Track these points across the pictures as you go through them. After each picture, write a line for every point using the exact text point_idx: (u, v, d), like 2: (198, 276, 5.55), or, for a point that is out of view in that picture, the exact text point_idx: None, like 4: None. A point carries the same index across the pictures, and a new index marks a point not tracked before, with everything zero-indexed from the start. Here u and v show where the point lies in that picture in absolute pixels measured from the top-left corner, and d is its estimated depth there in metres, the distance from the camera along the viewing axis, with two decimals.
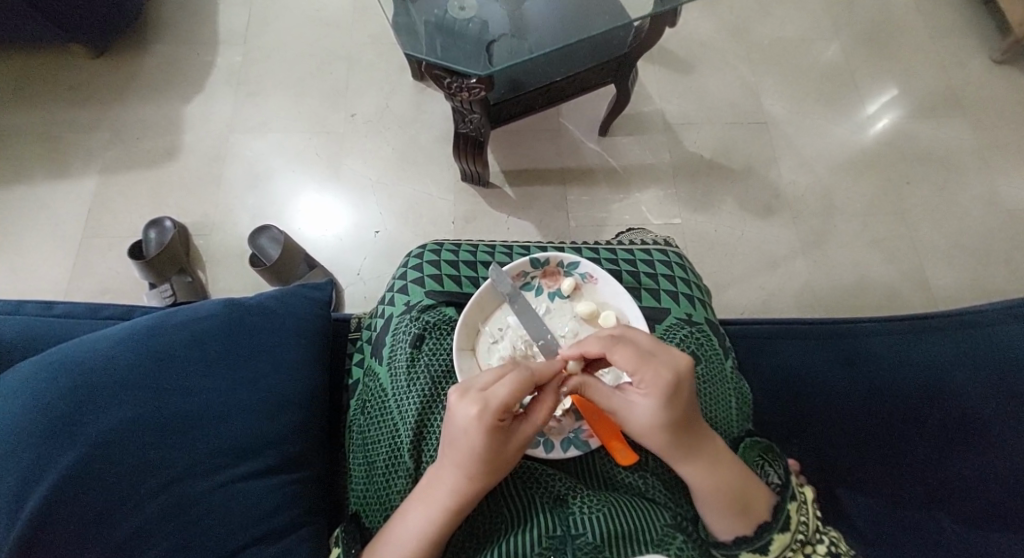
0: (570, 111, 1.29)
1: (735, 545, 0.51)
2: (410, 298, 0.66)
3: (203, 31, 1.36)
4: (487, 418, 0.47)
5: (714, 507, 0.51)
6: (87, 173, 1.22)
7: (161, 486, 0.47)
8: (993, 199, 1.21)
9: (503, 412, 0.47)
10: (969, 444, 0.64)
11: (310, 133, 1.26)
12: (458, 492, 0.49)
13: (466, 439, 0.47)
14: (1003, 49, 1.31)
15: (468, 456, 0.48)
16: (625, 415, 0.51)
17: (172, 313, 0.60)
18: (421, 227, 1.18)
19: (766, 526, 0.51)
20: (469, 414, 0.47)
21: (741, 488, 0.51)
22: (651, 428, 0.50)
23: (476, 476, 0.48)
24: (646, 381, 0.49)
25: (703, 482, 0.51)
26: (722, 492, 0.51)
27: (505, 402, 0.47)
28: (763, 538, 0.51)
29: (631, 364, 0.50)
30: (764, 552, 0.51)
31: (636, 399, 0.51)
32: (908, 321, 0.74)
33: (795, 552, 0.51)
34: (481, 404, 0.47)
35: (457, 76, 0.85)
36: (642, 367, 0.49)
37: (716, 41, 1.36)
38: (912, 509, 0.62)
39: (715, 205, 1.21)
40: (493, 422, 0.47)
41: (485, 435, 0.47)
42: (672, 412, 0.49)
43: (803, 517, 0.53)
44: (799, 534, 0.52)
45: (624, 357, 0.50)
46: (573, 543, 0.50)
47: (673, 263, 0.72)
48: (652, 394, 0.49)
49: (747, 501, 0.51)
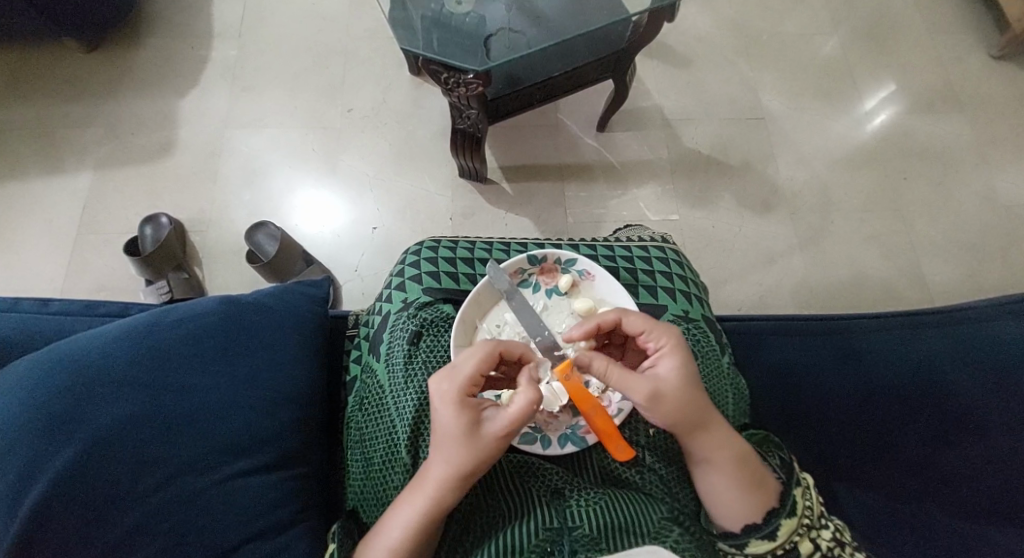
0: (569, 106, 1.28)
1: (744, 534, 0.52)
2: (407, 295, 0.66)
3: (197, 24, 1.35)
4: (457, 391, 0.51)
5: (733, 487, 0.52)
6: (82, 169, 1.22)
7: (157, 485, 0.47)
8: (990, 196, 1.22)
9: (470, 387, 0.51)
10: (970, 440, 0.65)
11: (307, 128, 1.26)
12: (439, 477, 0.49)
13: (438, 415, 0.51)
14: (1001, 45, 1.31)
15: (445, 436, 0.50)
16: (662, 389, 0.51)
17: (170, 310, 0.60)
18: (419, 223, 1.18)
19: (774, 511, 0.52)
20: (439, 388, 0.51)
21: (755, 465, 0.53)
22: (684, 391, 0.51)
23: (453, 459, 0.49)
24: (661, 338, 0.54)
25: (722, 459, 0.52)
26: (741, 468, 0.52)
27: (470, 374, 0.51)
28: (772, 525, 0.52)
29: (644, 325, 0.55)
30: (770, 538, 0.52)
31: (661, 367, 0.53)
32: (906, 316, 0.74)
33: (802, 536, 0.51)
34: (450, 378, 0.51)
35: (454, 72, 0.84)
36: (655, 326, 0.55)
37: (714, 37, 1.36)
38: (906, 502, 0.63)
39: (713, 200, 1.21)
40: (462, 397, 0.51)
41: (456, 408, 0.50)
42: (691, 371, 0.53)
43: (808, 502, 0.53)
44: (806, 518, 0.52)
45: (636, 319, 0.55)
46: (570, 535, 0.51)
47: (670, 260, 0.72)
48: (670, 353, 0.53)
49: (759, 480, 0.53)
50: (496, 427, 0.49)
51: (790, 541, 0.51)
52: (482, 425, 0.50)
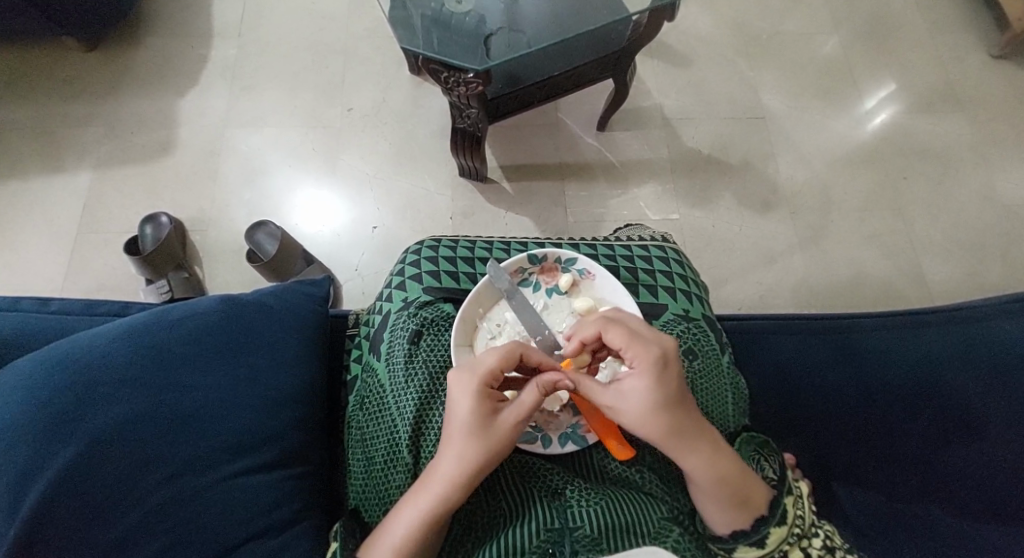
0: (569, 105, 1.28)
1: (731, 539, 0.52)
2: (408, 295, 0.66)
3: (197, 23, 1.35)
4: (477, 381, 0.52)
5: (713, 502, 0.51)
6: (82, 168, 1.22)
7: (160, 482, 0.47)
8: (990, 195, 1.22)
9: (491, 381, 0.52)
10: (967, 441, 0.65)
11: (307, 127, 1.26)
12: (449, 471, 0.49)
13: (457, 405, 0.51)
14: (1001, 44, 1.31)
15: (461, 427, 0.50)
16: (621, 407, 0.51)
17: (172, 309, 0.60)
18: (419, 223, 1.18)
19: (763, 519, 0.51)
20: (461, 380, 0.52)
21: (740, 483, 0.51)
22: (647, 413, 0.50)
23: (466, 452, 0.49)
24: (635, 357, 0.52)
25: (695, 476, 0.51)
26: (721, 486, 0.50)
27: (492, 368, 0.52)
28: (760, 532, 0.51)
29: (622, 341, 0.53)
30: (759, 545, 0.51)
31: (628, 384, 0.51)
32: (905, 315, 0.74)
33: (792, 546, 0.51)
34: (471, 370, 0.52)
35: (454, 71, 0.84)
36: (632, 343, 0.52)
37: (714, 36, 1.36)
38: (903, 502, 0.63)
39: (713, 200, 1.21)
40: (482, 390, 0.51)
41: (476, 398, 0.51)
42: (662, 390, 0.50)
43: (799, 511, 0.53)
44: (796, 527, 0.52)
45: (616, 334, 0.53)
46: (571, 536, 0.51)
47: (670, 260, 0.72)
48: (640, 373, 0.51)
49: (744, 497, 0.51)
50: (507, 422, 0.51)
51: (780, 549, 0.51)
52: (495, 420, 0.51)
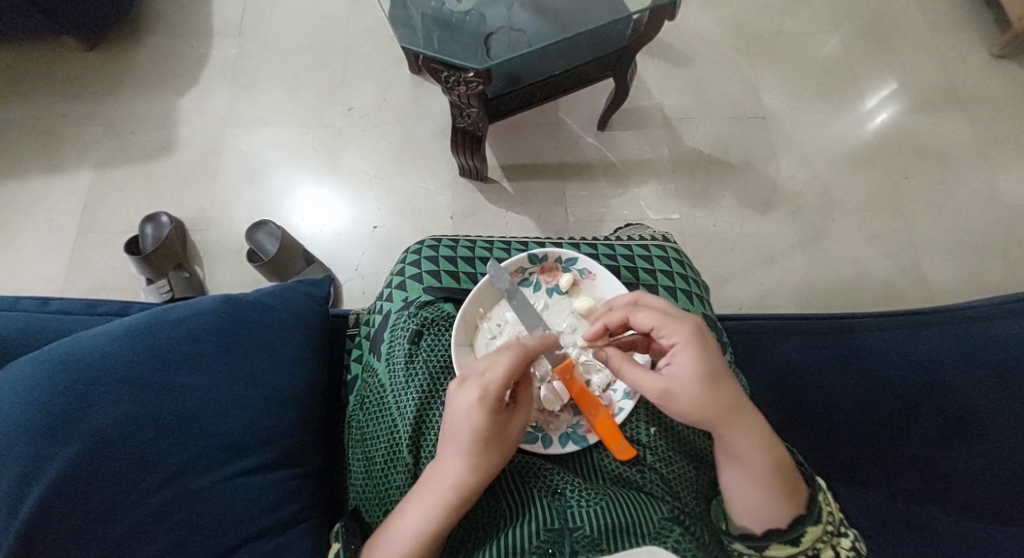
0: (570, 105, 1.28)
1: (766, 536, 0.52)
2: (408, 294, 0.66)
3: (197, 22, 1.35)
4: (489, 401, 0.49)
5: (765, 492, 0.51)
6: (82, 167, 1.22)
7: (161, 482, 0.47)
8: (991, 194, 1.21)
9: (501, 396, 0.50)
10: (973, 440, 0.64)
11: (307, 127, 1.26)
12: (463, 482, 0.49)
13: (468, 424, 0.49)
14: (1003, 43, 1.31)
15: (473, 444, 0.49)
16: (675, 387, 0.51)
17: (171, 308, 0.60)
18: (420, 222, 1.18)
19: (800, 519, 0.51)
20: (470, 400, 0.49)
21: (788, 470, 0.52)
22: (703, 388, 0.50)
23: (480, 465, 0.50)
24: (674, 332, 0.53)
25: (753, 459, 0.51)
26: (777, 470, 0.51)
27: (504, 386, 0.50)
28: (796, 531, 0.51)
29: (654, 320, 0.54)
30: (794, 543, 0.51)
31: (676, 361, 0.52)
32: (908, 315, 0.74)
33: (825, 544, 0.52)
34: (481, 389, 0.49)
35: (454, 70, 0.84)
36: (667, 320, 0.53)
37: (715, 35, 1.35)
38: (906, 501, 0.63)
39: (714, 199, 1.21)
40: (494, 407, 0.50)
41: (488, 417, 0.49)
42: (709, 363, 0.51)
43: (831, 508, 0.53)
44: (829, 525, 0.52)
45: (646, 314, 0.55)
46: (571, 535, 0.51)
47: (671, 259, 0.72)
48: (686, 348, 0.52)
49: (789, 487, 0.51)
50: (515, 427, 0.52)
51: (813, 547, 0.51)
52: (504, 429, 0.51)
